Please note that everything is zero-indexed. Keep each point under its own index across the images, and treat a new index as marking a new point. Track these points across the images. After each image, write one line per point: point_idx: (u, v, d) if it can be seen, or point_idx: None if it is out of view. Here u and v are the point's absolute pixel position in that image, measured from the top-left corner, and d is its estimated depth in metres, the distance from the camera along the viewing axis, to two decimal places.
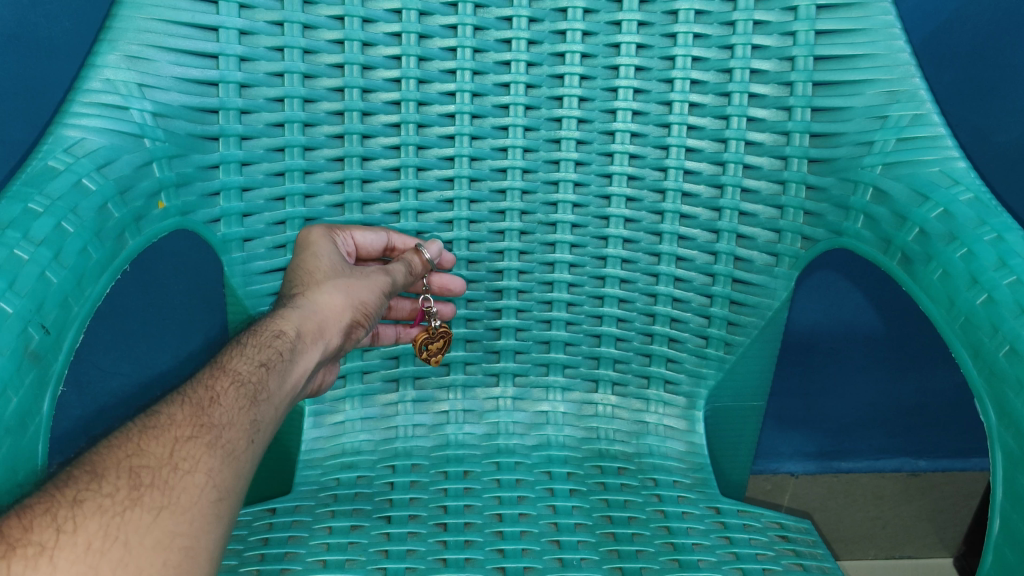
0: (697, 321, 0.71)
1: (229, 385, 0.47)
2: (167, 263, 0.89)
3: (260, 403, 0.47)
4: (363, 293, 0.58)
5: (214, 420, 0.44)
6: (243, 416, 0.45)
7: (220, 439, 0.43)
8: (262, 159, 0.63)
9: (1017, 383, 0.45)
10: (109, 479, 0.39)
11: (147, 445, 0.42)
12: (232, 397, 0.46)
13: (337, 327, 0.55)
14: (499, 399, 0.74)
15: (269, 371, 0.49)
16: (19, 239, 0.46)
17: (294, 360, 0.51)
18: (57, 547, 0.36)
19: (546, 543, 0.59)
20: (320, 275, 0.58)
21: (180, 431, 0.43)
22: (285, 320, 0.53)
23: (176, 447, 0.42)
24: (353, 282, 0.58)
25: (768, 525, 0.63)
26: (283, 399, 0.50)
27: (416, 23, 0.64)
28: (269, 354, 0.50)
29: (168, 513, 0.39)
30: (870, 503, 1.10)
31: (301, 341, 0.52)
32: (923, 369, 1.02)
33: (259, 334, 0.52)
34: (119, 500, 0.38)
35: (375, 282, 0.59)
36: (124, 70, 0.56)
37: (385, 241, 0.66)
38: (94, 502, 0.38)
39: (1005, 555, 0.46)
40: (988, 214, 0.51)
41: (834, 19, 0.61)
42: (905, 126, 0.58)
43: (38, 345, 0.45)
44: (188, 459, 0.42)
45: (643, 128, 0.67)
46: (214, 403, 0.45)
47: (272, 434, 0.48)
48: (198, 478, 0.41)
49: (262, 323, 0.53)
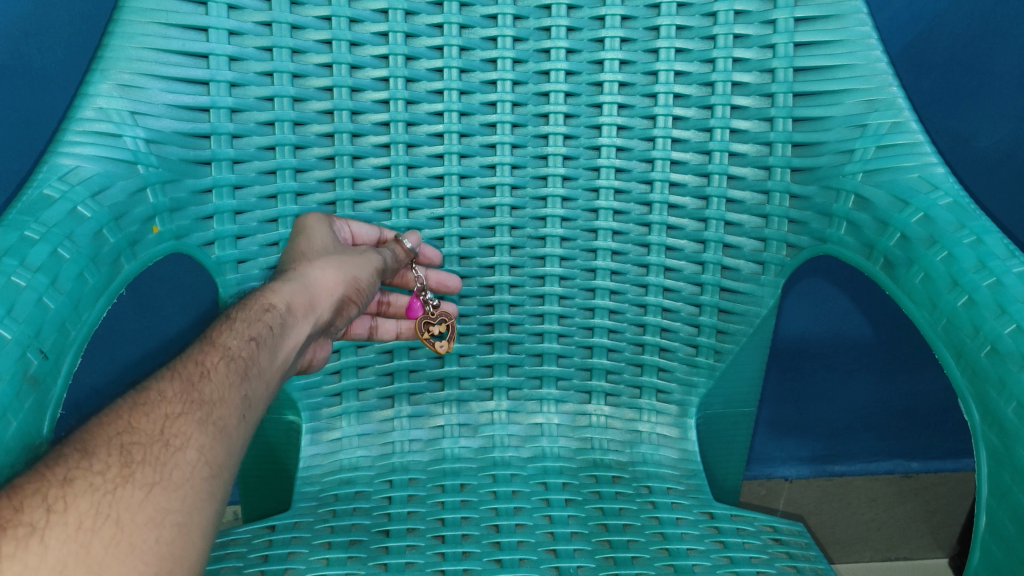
0: (687, 331, 0.72)
1: (220, 360, 0.49)
2: (163, 286, 0.90)
3: (250, 378, 0.49)
4: (357, 270, 0.60)
5: (204, 396, 0.45)
6: (233, 392, 0.47)
7: (211, 415, 0.45)
8: (254, 182, 0.65)
9: (999, 382, 0.46)
10: (99, 457, 0.40)
11: (138, 422, 0.43)
12: (223, 372, 0.48)
13: (328, 302, 0.57)
14: (494, 413, 0.75)
15: (259, 346, 0.51)
16: (17, 266, 0.47)
17: (283, 334, 0.53)
18: (48, 527, 0.36)
19: (544, 552, 0.59)
20: (313, 253, 0.59)
21: (171, 408, 0.44)
22: (275, 295, 0.54)
23: (167, 423, 0.43)
24: (344, 258, 0.59)
25: (761, 529, 0.63)
26: (273, 374, 0.52)
27: (403, 44, 0.65)
28: (259, 328, 0.52)
29: (160, 489, 0.39)
30: (865, 506, 1.11)
31: (291, 315, 0.54)
32: (914, 371, 1.04)
33: (248, 309, 0.53)
34: (109, 478, 0.39)
35: (369, 262, 0.62)
36: (117, 98, 0.57)
37: (377, 236, 0.67)
38: (84, 480, 0.39)
39: (993, 553, 0.47)
40: (967, 218, 0.52)
41: (812, 31, 0.63)
42: (884, 134, 0.59)
43: (37, 370, 0.45)
44: (178, 436, 0.43)
45: (629, 142, 0.68)
46: (205, 378, 0.47)
47: (263, 408, 0.50)
48: (189, 454, 0.42)
49: (250, 299, 0.55)
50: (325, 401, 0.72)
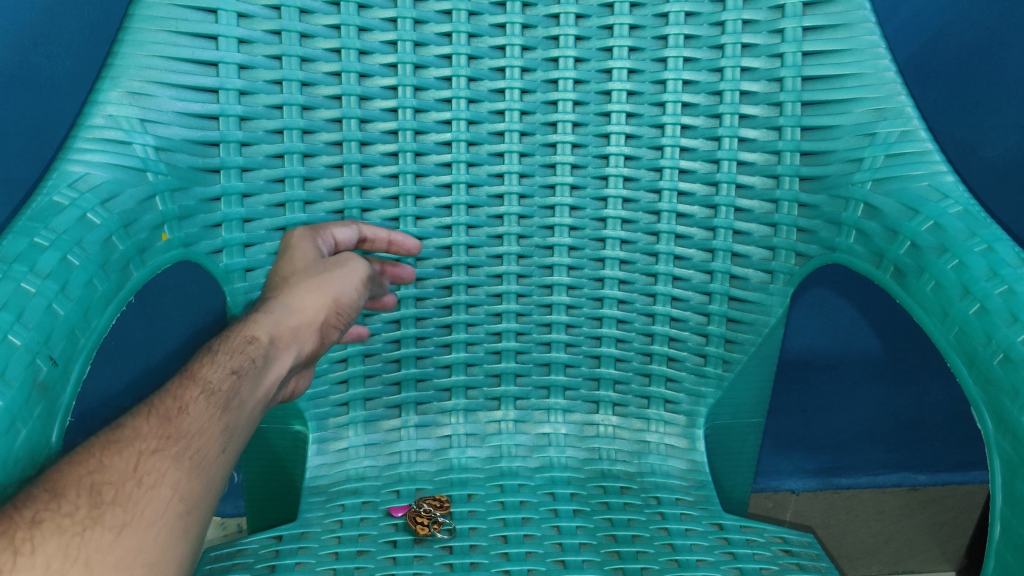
0: (696, 339, 0.72)
1: (199, 394, 0.48)
2: (170, 295, 0.91)
3: (231, 412, 0.48)
4: (339, 288, 0.59)
5: (182, 430, 0.45)
6: (212, 425, 0.46)
7: (188, 449, 0.44)
8: (262, 191, 0.65)
9: (1013, 390, 0.46)
10: (69, 497, 0.40)
11: (111, 460, 0.43)
12: (202, 406, 0.47)
13: (308, 329, 0.57)
14: (501, 422, 0.74)
15: (241, 378, 0.50)
16: (26, 273, 0.46)
17: (263, 368, 0.52)
18: (14, 570, 0.37)
19: (552, 562, 0.59)
20: (297, 272, 0.58)
21: (146, 444, 0.44)
22: (257, 327, 0.54)
23: (141, 460, 0.43)
24: (325, 278, 0.59)
25: (771, 540, 0.63)
26: (254, 408, 0.51)
27: (412, 53, 0.65)
28: (241, 361, 0.51)
29: (131, 529, 0.40)
30: (873, 519, 1.11)
31: (272, 347, 0.54)
32: (920, 380, 1.03)
33: (230, 342, 0.52)
34: (78, 520, 0.40)
35: (353, 275, 0.61)
36: (127, 106, 0.57)
37: (357, 233, 0.65)
38: (53, 522, 0.39)
39: (1007, 562, 0.46)
40: (978, 226, 0.52)
41: (820, 40, 0.63)
42: (893, 142, 0.59)
43: (46, 377, 0.45)
44: (153, 472, 0.43)
45: (637, 151, 0.68)
46: (182, 413, 0.46)
47: (244, 441, 0.49)
48: (163, 490, 0.42)
49: (233, 330, 0.54)
50: (332, 411, 0.71)
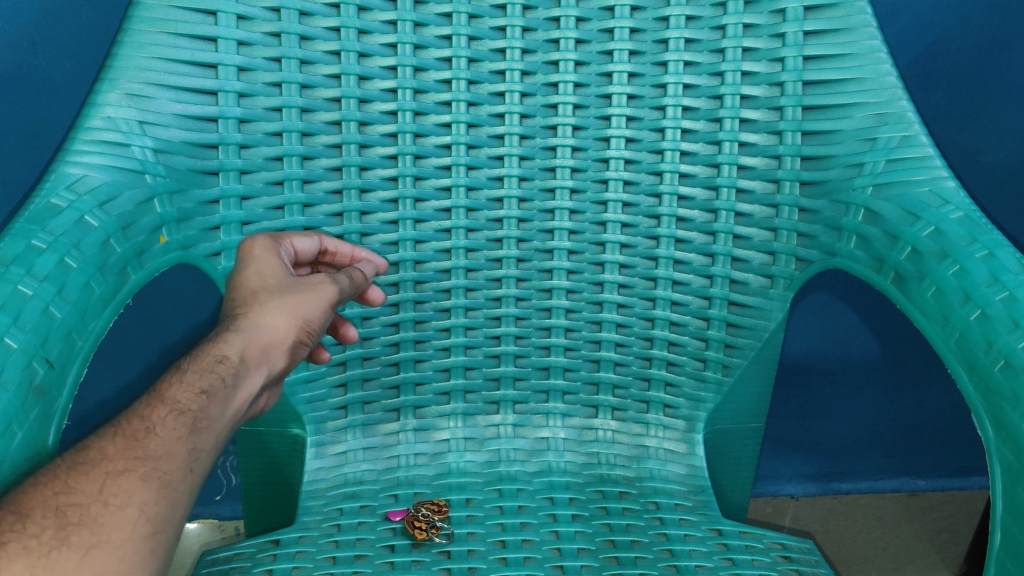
0: (695, 344, 0.72)
1: (168, 414, 0.45)
2: (168, 297, 0.90)
3: (202, 432, 0.45)
4: (311, 311, 0.53)
5: (149, 451, 0.43)
6: (182, 445, 0.43)
7: (156, 470, 0.42)
8: (261, 194, 0.64)
9: (1013, 397, 0.45)
10: (35, 518, 0.39)
11: (78, 482, 0.41)
12: (171, 426, 0.44)
13: (281, 349, 0.51)
14: (500, 426, 0.74)
15: (211, 398, 0.46)
16: (23, 275, 0.46)
17: (237, 386, 0.48)
18: None
19: (551, 568, 0.58)
20: (267, 288, 0.53)
21: (114, 465, 0.42)
22: (228, 344, 0.49)
23: (108, 481, 0.41)
24: (300, 299, 0.52)
25: (770, 546, 0.63)
26: (229, 427, 0.47)
27: (411, 56, 0.65)
28: (210, 380, 0.47)
29: (98, 551, 0.38)
30: (871, 524, 1.06)
31: (246, 366, 0.49)
32: (919, 386, 1.03)
33: (200, 359, 0.48)
34: (45, 541, 0.38)
35: (323, 295, 0.54)
36: (125, 108, 0.57)
37: (319, 245, 0.62)
38: (19, 543, 0.38)
39: (1009, 571, 0.45)
40: (979, 232, 0.52)
41: (822, 44, 0.62)
42: (894, 148, 0.59)
43: (43, 380, 0.44)
44: (119, 494, 0.40)
45: (637, 155, 0.68)
46: (150, 433, 0.44)
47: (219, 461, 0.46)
48: (129, 512, 0.40)
49: (203, 347, 0.49)
50: (330, 414, 0.71)
